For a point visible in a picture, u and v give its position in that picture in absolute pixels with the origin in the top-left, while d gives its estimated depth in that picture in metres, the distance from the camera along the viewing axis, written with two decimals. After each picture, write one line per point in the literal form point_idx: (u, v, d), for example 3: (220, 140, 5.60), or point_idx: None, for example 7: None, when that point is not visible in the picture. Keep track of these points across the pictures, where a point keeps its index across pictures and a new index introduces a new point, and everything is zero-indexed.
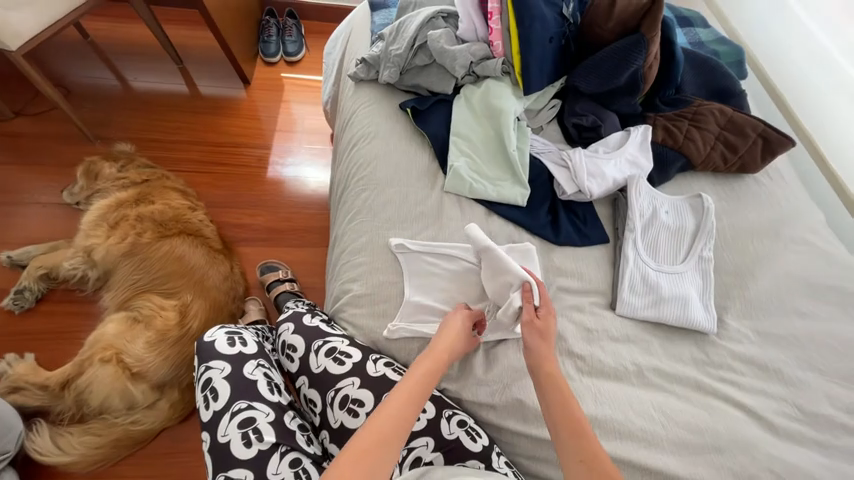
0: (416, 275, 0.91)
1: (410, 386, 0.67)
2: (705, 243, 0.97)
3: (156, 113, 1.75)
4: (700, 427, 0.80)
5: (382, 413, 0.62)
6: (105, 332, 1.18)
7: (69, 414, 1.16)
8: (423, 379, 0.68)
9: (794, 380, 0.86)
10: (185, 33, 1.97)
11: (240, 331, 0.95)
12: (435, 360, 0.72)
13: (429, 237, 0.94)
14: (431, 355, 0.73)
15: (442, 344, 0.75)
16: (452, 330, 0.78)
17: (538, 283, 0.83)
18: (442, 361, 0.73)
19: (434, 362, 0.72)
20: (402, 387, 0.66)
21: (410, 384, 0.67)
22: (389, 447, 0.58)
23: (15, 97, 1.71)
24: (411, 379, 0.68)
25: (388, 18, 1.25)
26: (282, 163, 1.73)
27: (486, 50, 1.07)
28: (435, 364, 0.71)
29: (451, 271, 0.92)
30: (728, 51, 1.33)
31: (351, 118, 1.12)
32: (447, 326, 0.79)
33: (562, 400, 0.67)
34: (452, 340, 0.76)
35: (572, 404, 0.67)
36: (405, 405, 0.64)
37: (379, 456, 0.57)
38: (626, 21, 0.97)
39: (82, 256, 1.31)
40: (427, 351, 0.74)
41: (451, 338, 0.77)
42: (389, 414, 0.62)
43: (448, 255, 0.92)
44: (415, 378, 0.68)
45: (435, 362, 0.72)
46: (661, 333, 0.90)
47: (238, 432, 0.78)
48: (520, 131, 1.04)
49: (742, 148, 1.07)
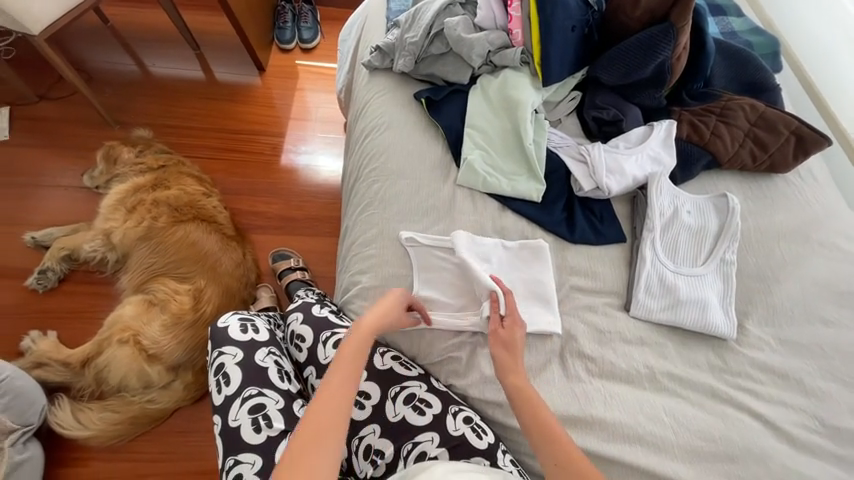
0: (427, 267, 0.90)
1: (341, 372, 0.66)
2: (728, 246, 0.93)
3: (173, 99, 1.77)
4: (713, 435, 0.78)
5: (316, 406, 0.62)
6: (122, 313, 1.22)
7: (89, 390, 1.21)
8: (352, 362, 0.68)
9: (815, 392, 0.82)
10: (202, 19, 1.96)
11: (252, 318, 0.96)
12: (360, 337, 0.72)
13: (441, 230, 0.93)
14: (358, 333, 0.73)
15: (372, 322, 0.74)
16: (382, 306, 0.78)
17: (508, 293, 0.82)
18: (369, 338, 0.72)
19: (361, 340, 0.71)
20: (333, 374, 0.66)
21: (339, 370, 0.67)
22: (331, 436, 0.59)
23: (38, 81, 1.75)
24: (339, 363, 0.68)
25: (405, 4, 1.21)
26: (295, 151, 1.73)
27: (505, 38, 1.03)
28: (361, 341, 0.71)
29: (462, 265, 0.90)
30: (763, 42, 1.26)
31: (364, 108, 1.10)
32: (378, 304, 0.78)
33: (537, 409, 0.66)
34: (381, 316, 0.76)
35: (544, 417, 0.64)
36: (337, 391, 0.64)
37: (325, 446, 0.57)
38: (654, 10, 0.92)
39: (102, 238, 1.35)
40: (353, 331, 0.73)
41: (381, 314, 0.76)
42: (325, 405, 0.62)
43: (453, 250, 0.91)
44: (345, 362, 0.68)
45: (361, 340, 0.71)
46: (677, 337, 0.87)
47: (248, 417, 0.80)
48: (538, 124, 1.00)
49: (773, 145, 1.02)
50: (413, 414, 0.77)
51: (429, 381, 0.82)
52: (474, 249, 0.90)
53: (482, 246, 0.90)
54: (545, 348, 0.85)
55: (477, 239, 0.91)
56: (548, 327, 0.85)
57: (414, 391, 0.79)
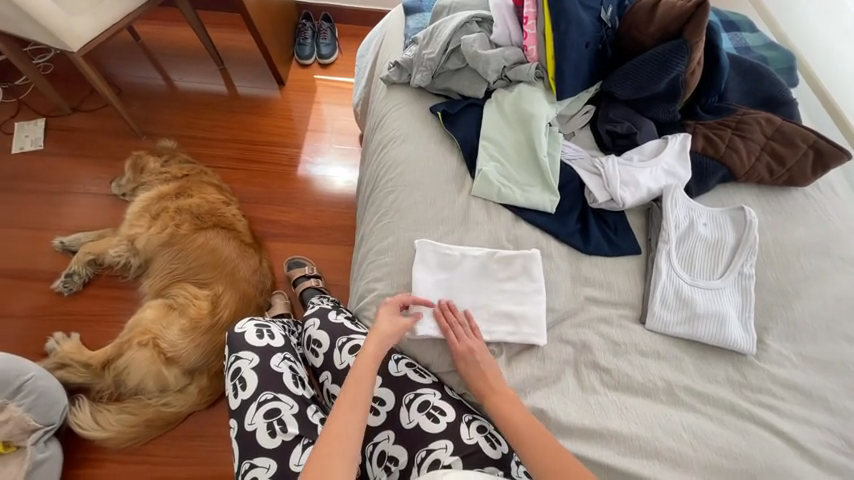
0: (443, 273, 0.91)
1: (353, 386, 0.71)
2: (746, 259, 0.92)
3: (197, 111, 1.85)
4: (734, 453, 0.76)
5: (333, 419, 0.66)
6: (143, 316, 1.25)
7: (108, 392, 1.23)
8: (361, 376, 0.73)
9: (840, 410, 0.81)
10: (227, 36, 2.06)
11: (268, 323, 0.97)
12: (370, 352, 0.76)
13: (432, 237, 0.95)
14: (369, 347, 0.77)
15: (376, 338, 0.78)
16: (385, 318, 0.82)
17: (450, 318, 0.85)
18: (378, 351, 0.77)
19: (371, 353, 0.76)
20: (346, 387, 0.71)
21: (352, 384, 0.71)
22: (348, 449, 0.63)
23: (71, 94, 1.84)
24: (351, 379, 0.72)
25: (422, 21, 1.26)
26: (312, 162, 1.77)
27: (520, 54, 1.05)
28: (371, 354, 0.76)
29: (478, 271, 0.92)
30: (777, 57, 1.27)
31: (381, 121, 1.14)
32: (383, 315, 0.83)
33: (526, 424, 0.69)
34: (384, 332, 0.79)
35: (524, 432, 0.68)
36: (352, 405, 0.68)
37: (343, 459, 0.62)
38: (667, 26, 0.94)
39: (126, 244, 1.40)
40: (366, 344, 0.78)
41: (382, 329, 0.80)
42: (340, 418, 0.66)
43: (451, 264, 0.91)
44: (356, 376, 0.73)
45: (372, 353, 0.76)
46: (694, 351, 0.86)
47: (263, 422, 0.81)
48: (552, 136, 1.02)
49: (791, 159, 1.01)
50: (427, 422, 0.77)
51: (443, 389, 0.82)
52: (437, 257, 0.91)
53: (448, 254, 0.91)
54: (559, 359, 0.85)
55: (444, 245, 0.92)
56: (539, 336, 0.85)
57: (428, 398, 0.80)
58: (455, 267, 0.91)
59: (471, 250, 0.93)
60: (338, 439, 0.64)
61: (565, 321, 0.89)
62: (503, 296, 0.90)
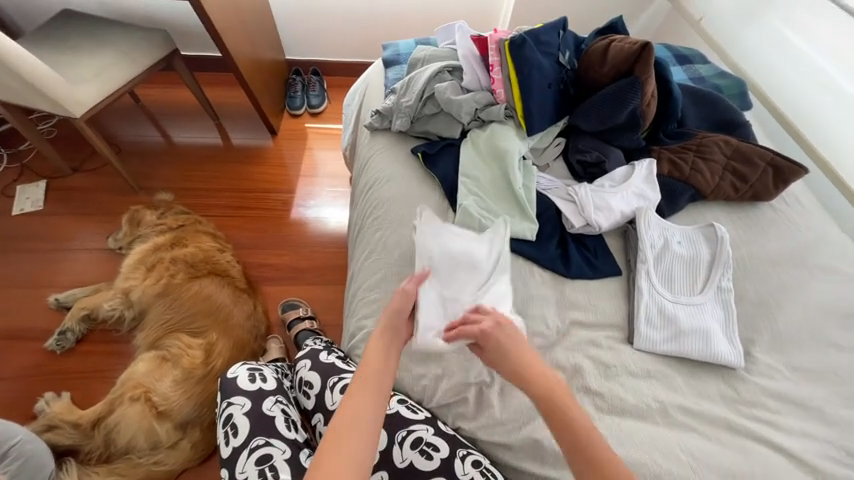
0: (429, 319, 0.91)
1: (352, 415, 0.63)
2: (722, 273, 0.95)
3: (193, 164, 1.93)
4: (736, 472, 0.74)
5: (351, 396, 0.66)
6: (136, 370, 1.24)
7: (97, 453, 1.19)
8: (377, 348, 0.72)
9: (837, 420, 0.80)
10: (223, 94, 2.19)
11: (260, 367, 0.98)
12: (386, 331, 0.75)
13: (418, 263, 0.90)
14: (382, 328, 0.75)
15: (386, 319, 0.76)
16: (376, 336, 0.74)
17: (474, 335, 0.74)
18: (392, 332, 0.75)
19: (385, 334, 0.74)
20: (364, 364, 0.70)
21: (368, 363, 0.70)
22: (364, 430, 0.62)
23: (73, 155, 1.93)
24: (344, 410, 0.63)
25: (400, 73, 1.37)
26: (304, 206, 1.83)
27: (490, 97, 1.14)
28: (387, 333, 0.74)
29: (490, 264, 0.93)
30: (729, 84, 1.37)
31: (367, 164, 1.20)
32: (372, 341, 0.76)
33: (584, 427, 0.60)
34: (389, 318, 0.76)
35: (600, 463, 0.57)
36: (352, 433, 0.61)
37: (359, 431, 0.61)
38: (619, 65, 1.03)
39: (120, 297, 1.41)
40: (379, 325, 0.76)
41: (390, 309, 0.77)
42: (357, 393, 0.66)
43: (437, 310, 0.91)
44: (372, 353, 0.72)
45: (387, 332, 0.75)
46: (684, 368, 0.87)
47: (254, 469, 0.78)
48: (527, 170, 1.09)
49: (753, 176, 1.07)
50: (421, 459, 0.76)
51: (436, 424, 0.81)
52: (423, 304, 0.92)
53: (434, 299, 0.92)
54: None
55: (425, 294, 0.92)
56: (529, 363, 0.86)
57: (421, 434, 0.79)
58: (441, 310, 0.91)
59: (440, 284, 0.87)
60: (354, 409, 0.63)
61: (557, 346, 0.89)
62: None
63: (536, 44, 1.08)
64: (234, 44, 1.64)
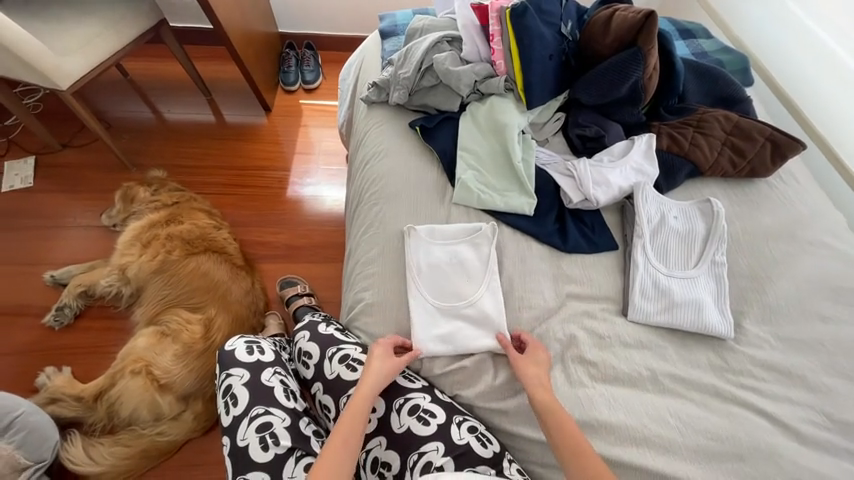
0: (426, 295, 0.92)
1: (341, 437, 0.70)
2: (717, 248, 0.96)
3: (186, 141, 1.89)
4: (722, 435, 0.78)
5: (331, 446, 0.68)
6: (135, 345, 1.25)
7: (101, 425, 1.22)
8: (362, 398, 0.75)
9: (821, 387, 0.83)
10: (214, 69, 2.13)
11: (258, 340, 0.98)
12: (373, 381, 0.77)
13: (409, 291, 0.92)
14: (368, 376, 0.78)
15: (375, 365, 0.79)
16: (377, 357, 0.81)
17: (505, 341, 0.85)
18: (378, 383, 0.78)
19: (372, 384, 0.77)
20: (346, 415, 0.73)
21: (350, 416, 0.73)
22: None
23: (62, 131, 1.88)
24: (334, 436, 0.70)
25: (398, 44, 1.33)
26: (300, 184, 1.82)
27: (489, 69, 1.12)
28: (375, 382, 0.77)
29: (481, 265, 0.95)
30: (732, 60, 1.35)
31: (364, 139, 1.19)
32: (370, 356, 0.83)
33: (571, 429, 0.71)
34: (377, 368, 0.79)
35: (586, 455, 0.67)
36: (334, 460, 0.67)
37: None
38: (622, 36, 1.01)
39: (117, 274, 1.41)
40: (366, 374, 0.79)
41: (380, 359, 0.80)
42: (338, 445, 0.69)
43: (434, 290, 0.93)
44: (355, 404, 0.74)
45: (375, 381, 0.77)
46: (676, 339, 0.89)
47: (255, 436, 0.81)
48: (526, 143, 1.08)
49: (751, 152, 1.07)
50: (418, 425, 0.78)
51: (433, 392, 0.84)
52: (421, 283, 0.94)
53: (430, 277, 0.94)
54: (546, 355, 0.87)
55: (422, 273, 0.94)
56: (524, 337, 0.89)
57: (419, 402, 0.81)
58: (438, 288, 0.93)
59: (432, 295, 0.93)
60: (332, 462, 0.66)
61: (552, 318, 0.91)
62: (491, 286, 0.93)
63: (538, 13, 1.05)
64: (225, 14, 1.58)
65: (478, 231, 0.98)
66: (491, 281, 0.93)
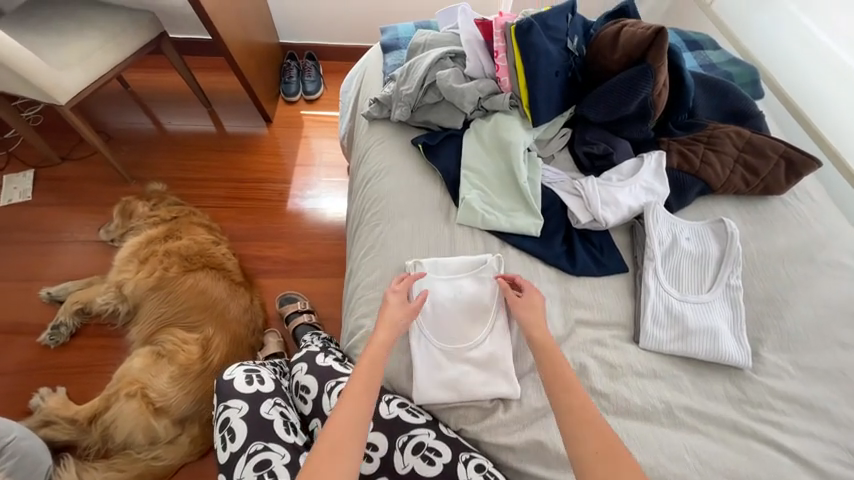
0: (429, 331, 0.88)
1: (360, 385, 0.70)
2: (732, 271, 0.92)
3: (186, 153, 1.87)
4: (742, 474, 0.74)
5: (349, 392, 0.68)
6: (130, 367, 1.22)
7: (95, 448, 1.18)
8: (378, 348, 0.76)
9: (844, 421, 0.79)
10: (214, 80, 2.11)
11: (257, 368, 0.96)
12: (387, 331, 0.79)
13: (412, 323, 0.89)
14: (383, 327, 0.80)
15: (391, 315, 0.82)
16: (392, 307, 0.84)
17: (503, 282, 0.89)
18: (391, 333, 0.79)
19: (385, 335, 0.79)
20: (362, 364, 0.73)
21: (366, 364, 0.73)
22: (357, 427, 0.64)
23: (61, 144, 1.87)
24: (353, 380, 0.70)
25: (400, 58, 1.31)
26: (301, 197, 1.79)
27: (494, 85, 1.09)
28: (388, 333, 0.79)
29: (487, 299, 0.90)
30: (741, 72, 1.32)
31: (365, 154, 1.16)
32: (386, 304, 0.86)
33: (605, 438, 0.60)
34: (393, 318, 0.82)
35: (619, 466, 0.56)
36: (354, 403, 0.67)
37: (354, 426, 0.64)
38: (630, 52, 0.98)
39: (114, 291, 1.38)
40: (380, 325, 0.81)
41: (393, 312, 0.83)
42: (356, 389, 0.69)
43: (438, 329, 0.89)
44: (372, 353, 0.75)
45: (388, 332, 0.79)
46: (690, 368, 0.85)
47: (253, 475, 0.77)
48: (531, 162, 1.04)
49: (764, 170, 1.04)
50: (422, 464, 0.75)
51: (438, 428, 0.80)
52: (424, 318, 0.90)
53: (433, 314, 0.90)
54: None
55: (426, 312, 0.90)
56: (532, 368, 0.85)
57: (423, 439, 0.77)
58: (441, 323, 0.89)
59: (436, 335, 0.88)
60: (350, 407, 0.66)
61: (561, 346, 0.87)
62: (495, 329, 0.88)
63: (544, 29, 1.03)
64: (224, 26, 1.56)
65: (484, 263, 0.94)
66: (497, 322, 0.88)
